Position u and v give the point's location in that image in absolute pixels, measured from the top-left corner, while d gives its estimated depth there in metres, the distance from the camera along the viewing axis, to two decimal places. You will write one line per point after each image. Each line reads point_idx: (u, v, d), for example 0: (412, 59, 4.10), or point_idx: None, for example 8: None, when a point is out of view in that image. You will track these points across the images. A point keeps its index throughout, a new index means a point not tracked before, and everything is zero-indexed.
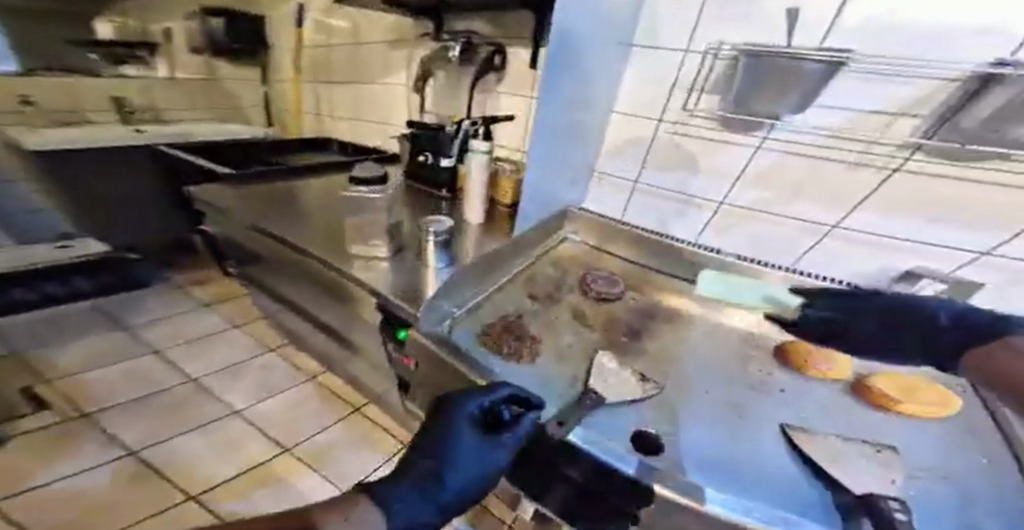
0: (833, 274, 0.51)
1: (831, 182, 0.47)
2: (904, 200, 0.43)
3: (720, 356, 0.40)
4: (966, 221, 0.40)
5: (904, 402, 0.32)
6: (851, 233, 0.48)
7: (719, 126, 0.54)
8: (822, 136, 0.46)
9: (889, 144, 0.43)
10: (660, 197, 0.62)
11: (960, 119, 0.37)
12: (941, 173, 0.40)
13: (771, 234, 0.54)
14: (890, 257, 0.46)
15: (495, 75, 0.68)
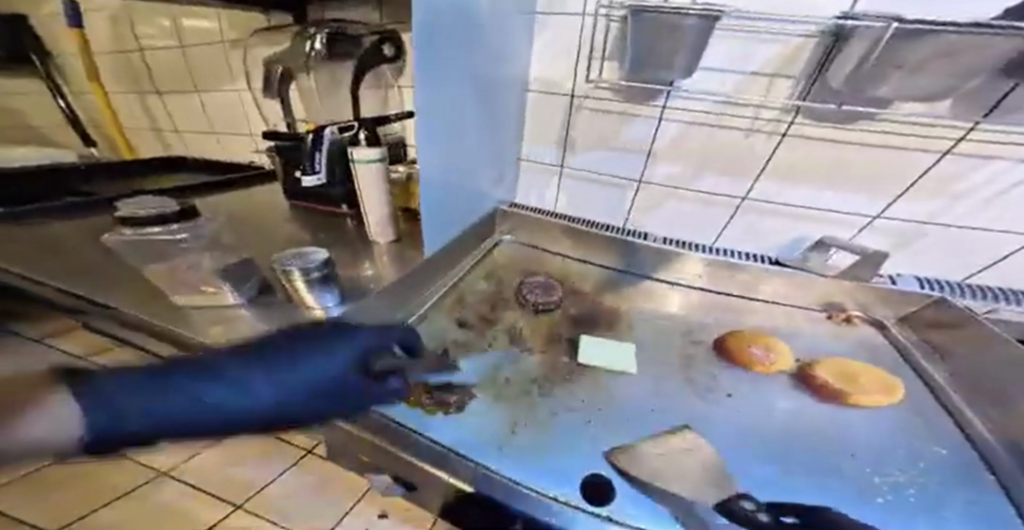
0: (745, 245, 0.57)
1: (733, 149, 0.51)
2: (799, 163, 0.49)
3: (665, 351, 0.37)
4: (844, 181, 0.48)
5: (854, 395, 0.32)
6: (761, 204, 0.53)
7: (624, 95, 0.53)
8: (717, 102, 0.49)
9: (773, 107, 0.47)
10: (589, 181, 0.62)
11: (822, 79, 0.43)
12: (807, 133, 0.47)
13: (690, 210, 0.57)
14: (797, 226, 0.53)
15: (389, 67, 0.58)
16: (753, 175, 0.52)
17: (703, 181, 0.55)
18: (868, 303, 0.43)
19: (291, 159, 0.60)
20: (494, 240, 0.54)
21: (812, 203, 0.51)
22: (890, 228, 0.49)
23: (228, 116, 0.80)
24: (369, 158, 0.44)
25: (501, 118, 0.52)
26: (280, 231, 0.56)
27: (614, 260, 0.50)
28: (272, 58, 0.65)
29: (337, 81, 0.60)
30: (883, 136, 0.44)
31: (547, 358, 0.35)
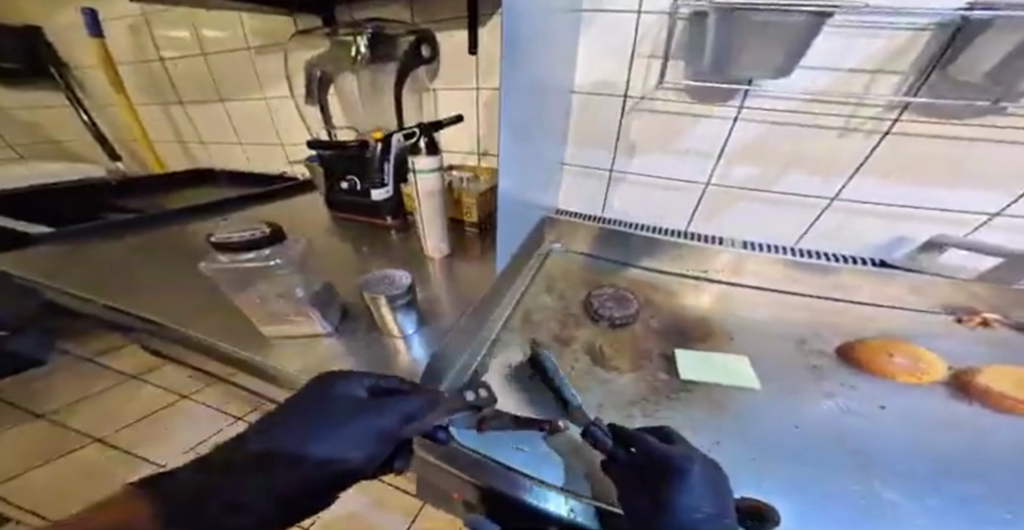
0: (830, 245, 0.60)
1: (807, 149, 0.53)
2: (899, 163, 0.51)
3: (796, 372, 0.38)
4: (935, 182, 0.51)
5: None
6: (852, 204, 0.56)
7: (690, 94, 0.54)
8: (802, 101, 0.51)
9: (873, 104, 0.48)
10: (651, 184, 0.64)
11: (939, 71, 0.43)
12: (911, 131, 0.48)
13: (763, 210, 0.60)
14: (892, 228, 0.56)
15: (425, 68, 0.59)
16: (841, 173, 0.54)
17: (777, 183, 0.57)
18: (1006, 306, 0.44)
19: (348, 166, 0.62)
20: (545, 249, 0.57)
21: (911, 201, 0.53)
22: (1011, 226, 0.50)
23: (259, 125, 0.81)
24: (429, 170, 0.46)
25: (553, 127, 0.54)
26: (342, 250, 0.58)
27: (683, 262, 0.54)
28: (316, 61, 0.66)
29: (379, 89, 0.63)
30: (990, 133, 0.45)
31: (635, 375, 0.37)
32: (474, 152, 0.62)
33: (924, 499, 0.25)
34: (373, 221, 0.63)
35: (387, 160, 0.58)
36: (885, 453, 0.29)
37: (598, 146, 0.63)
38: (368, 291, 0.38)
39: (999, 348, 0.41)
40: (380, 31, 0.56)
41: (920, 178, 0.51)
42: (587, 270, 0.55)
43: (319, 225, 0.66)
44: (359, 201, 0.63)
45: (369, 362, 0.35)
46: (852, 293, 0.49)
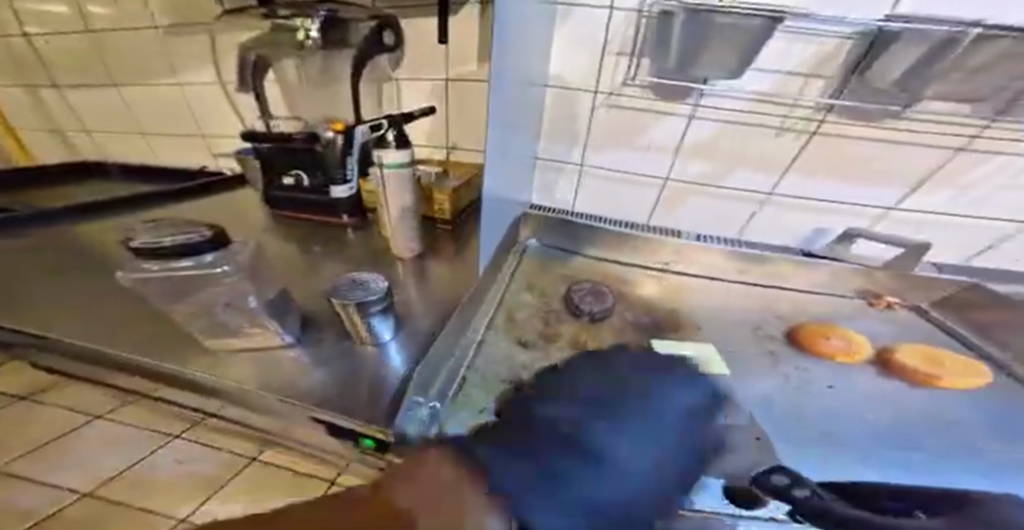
0: (764, 237, 0.67)
1: (753, 147, 0.59)
2: (822, 164, 0.59)
3: (752, 357, 0.42)
4: (851, 179, 0.59)
5: (944, 379, 0.39)
6: (785, 199, 0.63)
7: (654, 92, 0.58)
8: (748, 101, 0.56)
9: (805, 106, 0.55)
10: (614, 179, 0.66)
11: (857, 78, 0.51)
12: (833, 131, 0.56)
13: (713, 205, 0.65)
14: (815, 221, 0.64)
15: (388, 56, 0.56)
16: (778, 170, 0.60)
17: (726, 178, 0.63)
18: (902, 291, 0.53)
19: (289, 162, 0.57)
20: (520, 246, 0.55)
21: (836, 198, 0.61)
22: (903, 219, 0.61)
23: (169, 117, 0.72)
24: (400, 162, 0.43)
25: (531, 125, 0.57)
26: (290, 253, 0.52)
27: (645, 252, 0.57)
28: (250, 46, 0.64)
29: (329, 78, 0.60)
30: (892, 135, 0.55)
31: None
32: (444, 146, 0.57)
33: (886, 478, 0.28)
34: (325, 218, 0.57)
35: (347, 154, 0.54)
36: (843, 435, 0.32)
37: (563, 141, 0.65)
38: (337, 298, 0.34)
39: (900, 326, 0.48)
40: (332, 15, 0.54)
41: (841, 175, 0.59)
42: (563, 265, 0.54)
43: (259, 225, 0.59)
44: (308, 199, 0.57)
45: (343, 375, 0.32)
46: (789, 277, 0.55)
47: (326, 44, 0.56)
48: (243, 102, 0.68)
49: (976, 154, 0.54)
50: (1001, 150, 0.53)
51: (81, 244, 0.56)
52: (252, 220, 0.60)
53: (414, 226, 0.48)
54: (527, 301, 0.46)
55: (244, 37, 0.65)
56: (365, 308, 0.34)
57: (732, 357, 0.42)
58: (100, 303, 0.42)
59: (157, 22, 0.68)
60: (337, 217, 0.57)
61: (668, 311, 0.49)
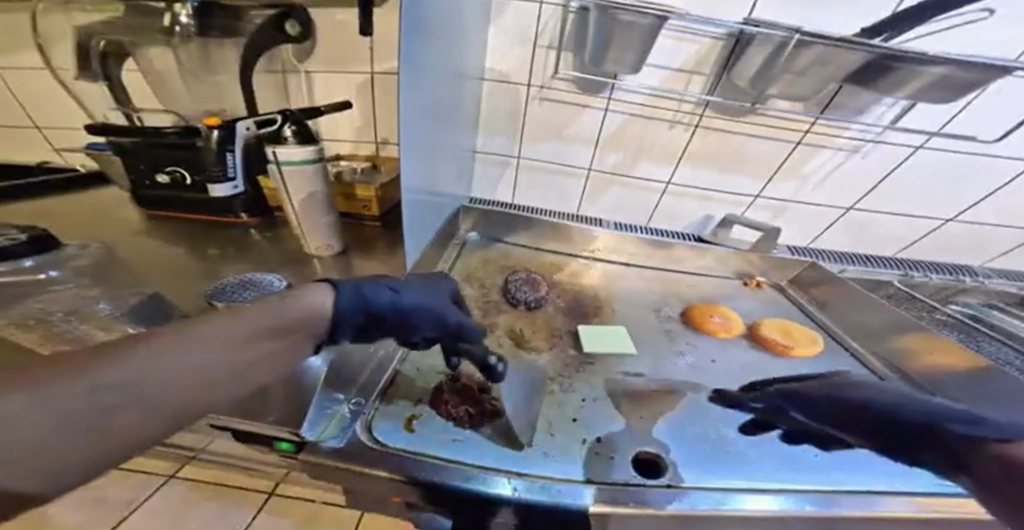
0: (667, 221, 0.77)
1: (654, 140, 0.67)
2: (707, 153, 0.69)
3: (656, 337, 0.46)
4: (730, 168, 0.70)
5: (796, 348, 0.47)
6: (681, 187, 0.72)
7: (576, 85, 0.63)
8: (646, 95, 0.63)
9: (690, 101, 0.64)
10: (542, 170, 0.71)
11: (726, 75, 0.61)
12: (714, 124, 0.66)
13: (629, 194, 0.73)
14: (705, 206, 0.75)
15: (293, 47, 0.51)
16: (671, 165, 0.70)
17: (635, 167, 0.70)
18: (768, 270, 0.64)
19: (156, 159, 0.49)
20: (461, 239, 0.57)
21: (720, 186, 0.72)
22: (766, 205, 0.75)
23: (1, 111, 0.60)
24: (303, 160, 0.40)
25: (459, 121, 0.52)
26: (179, 259, 0.46)
27: (572, 242, 0.60)
28: (89, 29, 0.54)
29: (213, 68, 0.54)
30: (759, 129, 0.66)
31: (550, 354, 0.40)
32: (372, 141, 0.57)
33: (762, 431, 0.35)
34: (230, 220, 0.52)
35: (230, 149, 0.47)
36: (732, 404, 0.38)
37: (500, 133, 0.68)
38: (225, 297, 0.36)
39: (767, 303, 0.59)
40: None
41: (724, 165, 0.70)
42: (496, 257, 0.55)
43: (136, 231, 0.51)
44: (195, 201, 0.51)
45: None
46: (687, 254, 0.63)
47: (201, 33, 0.52)
48: (91, 92, 0.57)
49: (807, 148, 0.68)
50: (827, 145, 0.68)
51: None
52: (123, 228, 0.51)
53: (330, 222, 0.44)
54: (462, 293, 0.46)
55: (84, 18, 0.54)
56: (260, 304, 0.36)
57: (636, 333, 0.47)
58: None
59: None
60: (240, 217, 0.52)
61: (592, 290, 0.54)
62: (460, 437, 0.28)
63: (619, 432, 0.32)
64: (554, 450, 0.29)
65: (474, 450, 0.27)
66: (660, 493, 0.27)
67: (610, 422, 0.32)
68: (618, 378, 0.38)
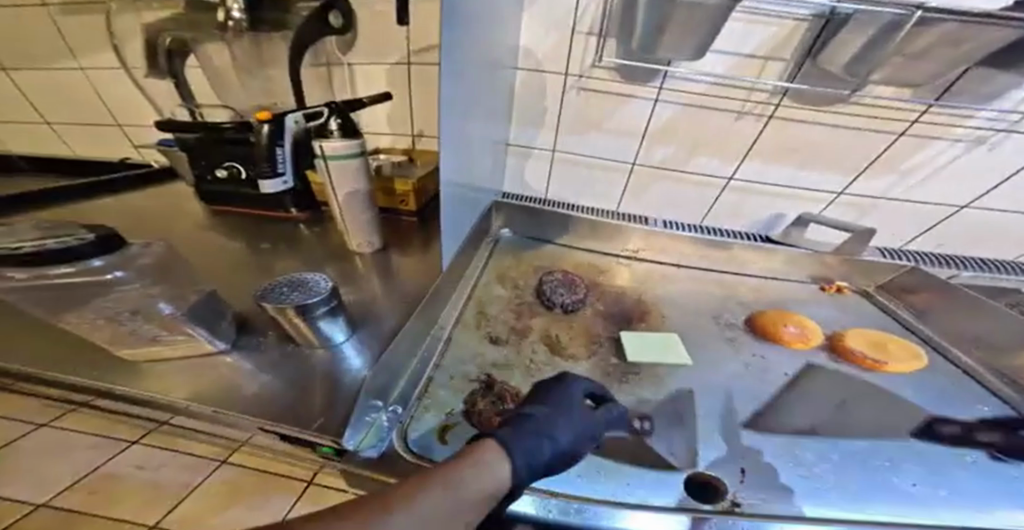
0: (727, 218, 0.70)
1: (717, 131, 0.61)
2: (781, 147, 0.62)
3: (716, 344, 0.43)
4: (805, 163, 0.63)
5: (892, 363, 0.41)
6: (744, 183, 0.66)
7: (620, 75, 0.58)
8: (709, 83, 0.57)
9: (765, 90, 0.57)
10: (585, 165, 0.68)
11: (811, 62, 0.54)
12: (792, 115, 0.59)
13: (682, 190, 0.68)
14: (771, 203, 0.68)
15: (337, 39, 0.52)
16: (737, 159, 0.64)
17: (690, 162, 0.65)
18: (851, 275, 0.57)
19: (217, 154, 0.52)
20: (495, 236, 0.56)
21: (790, 183, 0.65)
22: (846, 202, 0.66)
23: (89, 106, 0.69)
24: (350, 154, 0.39)
25: (494, 115, 0.51)
26: (236, 253, 0.49)
27: (620, 242, 0.58)
28: (153, 28, 0.58)
29: (264, 62, 0.56)
30: (844, 120, 0.58)
31: (590, 362, 0.38)
32: (409, 133, 0.57)
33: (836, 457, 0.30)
34: (276, 213, 0.56)
35: (278, 144, 0.48)
36: (794, 419, 0.34)
37: (534, 124, 0.65)
38: (270, 299, 0.30)
39: (850, 312, 0.52)
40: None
41: (796, 160, 0.63)
42: (538, 256, 0.54)
43: (203, 224, 0.56)
44: (252, 195, 0.55)
45: (286, 375, 0.30)
46: (747, 258, 0.58)
47: (251, 27, 0.53)
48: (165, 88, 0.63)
49: (916, 139, 0.59)
50: (937, 136, 0.58)
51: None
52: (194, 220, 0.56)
53: (370, 219, 0.45)
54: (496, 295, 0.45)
55: (151, 17, 0.58)
56: (306, 309, 0.30)
57: (690, 339, 0.43)
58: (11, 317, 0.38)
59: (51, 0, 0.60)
60: (289, 211, 0.55)
61: (639, 296, 0.50)
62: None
63: (665, 445, 0.29)
64: (591, 468, 0.27)
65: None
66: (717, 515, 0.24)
67: (652, 438, 0.30)
68: (665, 391, 0.35)
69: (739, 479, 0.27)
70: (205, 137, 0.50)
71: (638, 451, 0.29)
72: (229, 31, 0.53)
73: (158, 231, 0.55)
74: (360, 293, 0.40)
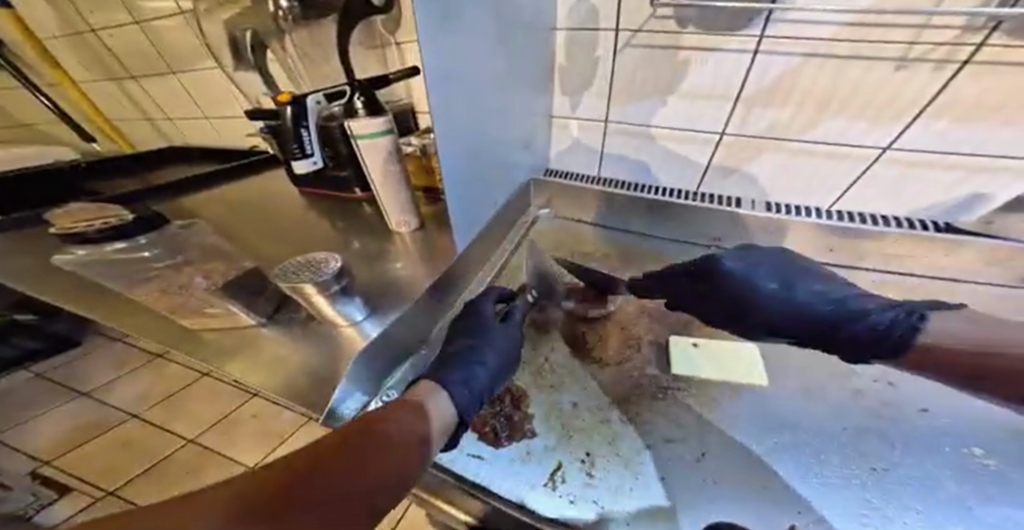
0: (876, 201, 0.60)
1: (850, 86, 0.52)
2: (966, 105, 0.47)
3: (810, 368, 0.39)
4: (985, 123, 0.48)
5: None
6: (906, 153, 0.54)
7: (715, 27, 0.54)
8: (844, 26, 0.48)
9: (953, 26, 0.43)
10: (679, 138, 0.68)
11: None
12: (998, 58, 0.43)
13: (793, 162, 0.62)
14: (910, 178, 0.55)
15: (382, 18, 0.48)
16: (904, 121, 0.52)
17: (810, 130, 0.58)
18: None
19: (285, 141, 0.59)
20: (534, 217, 0.68)
21: (964, 149, 0.50)
22: None
23: (179, 99, 0.74)
24: (377, 132, 0.45)
25: (511, 82, 0.56)
26: (324, 237, 0.60)
27: (703, 236, 0.60)
28: (235, 21, 0.60)
29: (326, 54, 0.54)
30: None
31: (616, 370, 0.40)
32: None
33: (943, 524, 0.24)
34: (346, 196, 0.66)
35: (305, 126, 0.55)
36: (874, 451, 0.30)
37: (642, 99, 0.67)
38: (289, 278, 0.43)
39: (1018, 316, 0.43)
40: None
41: (987, 121, 0.47)
42: (617, 242, 0.63)
43: (302, 204, 0.70)
44: (328, 175, 0.64)
45: (317, 348, 0.41)
46: (838, 249, 0.54)
47: (304, 16, 0.52)
48: (248, 80, 0.67)
49: None
50: None
51: (183, 242, 0.61)
52: (298, 201, 0.70)
53: (408, 199, 0.52)
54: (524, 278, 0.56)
55: (231, 14, 0.60)
56: (319, 284, 0.42)
57: (773, 358, 0.40)
58: (181, 307, 0.50)
59: (138, 14, 0.62)
60: (351, 192, 0.65)
61: None
62: (479, 454, 0.33)
63: (692, 462, 0.30)
64: (593, 475, 0.30)
65: (492, 472, 0.31)
66: None
67: (670, 467, 0.30)
68: (686, 407, 0.35)
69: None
70: (282, 124, 0.56)
71: (650, 478, 0.29)
72: (288, 22, 0.54)
73: (267, 212, 0.71)
74: (408, 271, 0.51)
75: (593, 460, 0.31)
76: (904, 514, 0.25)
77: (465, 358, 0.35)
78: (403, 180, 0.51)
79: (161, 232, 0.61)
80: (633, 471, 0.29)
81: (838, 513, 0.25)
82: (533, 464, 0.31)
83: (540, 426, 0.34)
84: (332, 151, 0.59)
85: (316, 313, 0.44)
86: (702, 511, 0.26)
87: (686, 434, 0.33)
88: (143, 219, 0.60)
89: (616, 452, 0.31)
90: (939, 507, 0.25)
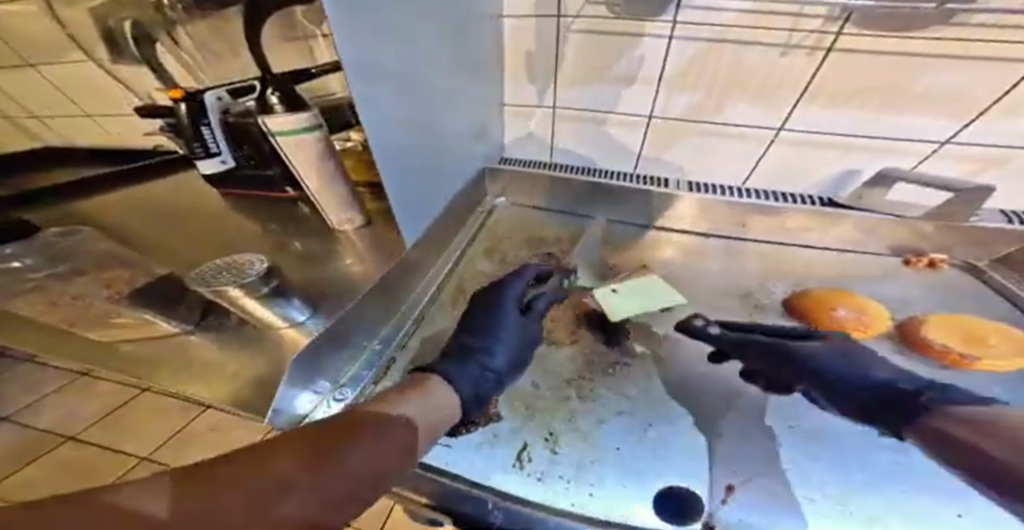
0: (778, 178, 0.67)
1: (750, 71, 0.59)
2: (841, 86, 0.56)
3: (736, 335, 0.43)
4: (857, 102, 0.56)
5: (979, 360, 0.38)
6: (797, 133, 0.62)
7: (638, 11, 0.59)
8: (740, 13, 0.55)
9: (817, 17, 0.51)
10: (614, 122, 0.72)
11: None
12: (855, 45, 0.52)
13: (710, 143, 0.68)
14: (808, 153, 0.63)
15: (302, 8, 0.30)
16: (790, 103, 0.59)
17: (722, 114, 0.64)
18: (899, 245, 0.55)
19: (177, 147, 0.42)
20: (490, 206, 0.70)
21: (847, 129, 0.59)
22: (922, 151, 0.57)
23: (43, 98, 0.36)
24: (302, 128, 0.40)
25: (448, 73, 0.57)
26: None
27: (639, 218, 0.64)
28: (104, 8, 0.28)
29: (237, 48, 0.32)
30: (916, 48, 0.50)
31: (571, 348, 0.42)
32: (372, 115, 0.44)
33: (849, 472, 0.28)
34: None
35: (206, 124, 0.39)
36: (786, 405, 0.34)
37: (579, 87, 0.70)
38: (211, 281, 0.50)
39: (886, 279, 0.51)
40: None
41: (858, 102, 0.56)
42: (564, 227, 0.65)
43: None
44: (242, 174, 0.45)
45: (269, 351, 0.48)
46: (750, 224, 0.60)
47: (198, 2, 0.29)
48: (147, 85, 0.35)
49: None
50: None
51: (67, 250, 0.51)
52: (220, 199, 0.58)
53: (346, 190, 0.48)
54: (479, 267, 0.61)
55: None
56: (246, 286, 0.49)
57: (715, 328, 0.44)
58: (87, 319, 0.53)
59: None
60: None
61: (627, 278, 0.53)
62: (444, 442, 0.32)
63: (642, 429, 0.32)
64: (556, 455, 0.30)
65: (456, 459, 0.30)
66: (680, 511, 0.25)
67: (623, 440, 0.31)
68: (634, 379, 0.38)
69: (724, 494, 0.27)
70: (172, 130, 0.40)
71: (606, 451, 0.30)
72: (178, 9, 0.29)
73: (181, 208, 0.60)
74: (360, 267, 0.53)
75: (554, 438, 0.32)
76: (813, 466, 0.28)
77: (479, 359, 0.37)
78: (337, 174, 0.46)
79: (27, 242, 0.47)
80: (593, 448, 0.31)
81: (769, 469, 0.28)
82: (498, 449, 0.31)
83: (504, 409, 0.35)
84: (251, 149, 0.42)
85: (250, 317, 0.51)
86: (655, 481, 0.28)
87: (639, 402, 0.35)
88: (12, 225, 0.46)
89: (575, 426, 0.33)
90: (832, 457, 0.29)
